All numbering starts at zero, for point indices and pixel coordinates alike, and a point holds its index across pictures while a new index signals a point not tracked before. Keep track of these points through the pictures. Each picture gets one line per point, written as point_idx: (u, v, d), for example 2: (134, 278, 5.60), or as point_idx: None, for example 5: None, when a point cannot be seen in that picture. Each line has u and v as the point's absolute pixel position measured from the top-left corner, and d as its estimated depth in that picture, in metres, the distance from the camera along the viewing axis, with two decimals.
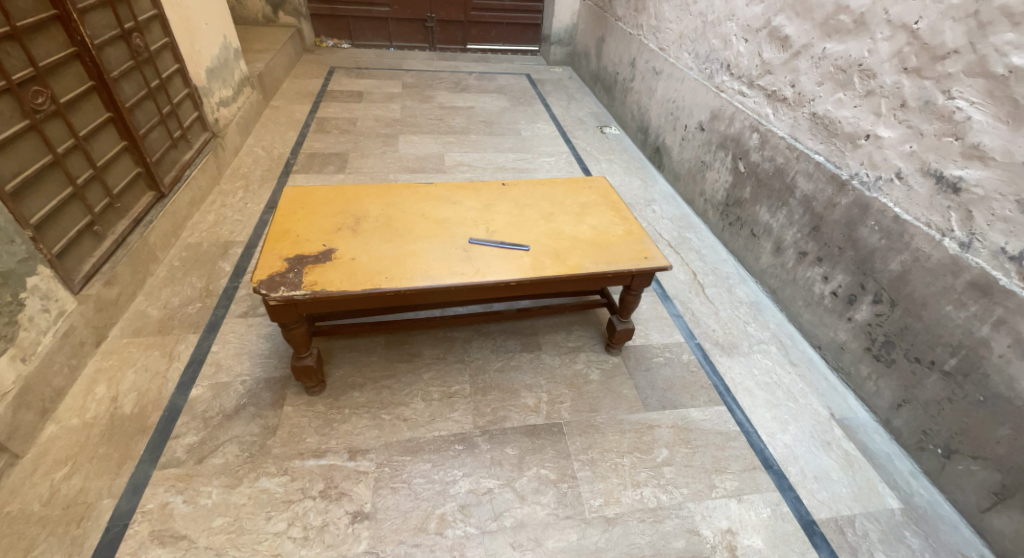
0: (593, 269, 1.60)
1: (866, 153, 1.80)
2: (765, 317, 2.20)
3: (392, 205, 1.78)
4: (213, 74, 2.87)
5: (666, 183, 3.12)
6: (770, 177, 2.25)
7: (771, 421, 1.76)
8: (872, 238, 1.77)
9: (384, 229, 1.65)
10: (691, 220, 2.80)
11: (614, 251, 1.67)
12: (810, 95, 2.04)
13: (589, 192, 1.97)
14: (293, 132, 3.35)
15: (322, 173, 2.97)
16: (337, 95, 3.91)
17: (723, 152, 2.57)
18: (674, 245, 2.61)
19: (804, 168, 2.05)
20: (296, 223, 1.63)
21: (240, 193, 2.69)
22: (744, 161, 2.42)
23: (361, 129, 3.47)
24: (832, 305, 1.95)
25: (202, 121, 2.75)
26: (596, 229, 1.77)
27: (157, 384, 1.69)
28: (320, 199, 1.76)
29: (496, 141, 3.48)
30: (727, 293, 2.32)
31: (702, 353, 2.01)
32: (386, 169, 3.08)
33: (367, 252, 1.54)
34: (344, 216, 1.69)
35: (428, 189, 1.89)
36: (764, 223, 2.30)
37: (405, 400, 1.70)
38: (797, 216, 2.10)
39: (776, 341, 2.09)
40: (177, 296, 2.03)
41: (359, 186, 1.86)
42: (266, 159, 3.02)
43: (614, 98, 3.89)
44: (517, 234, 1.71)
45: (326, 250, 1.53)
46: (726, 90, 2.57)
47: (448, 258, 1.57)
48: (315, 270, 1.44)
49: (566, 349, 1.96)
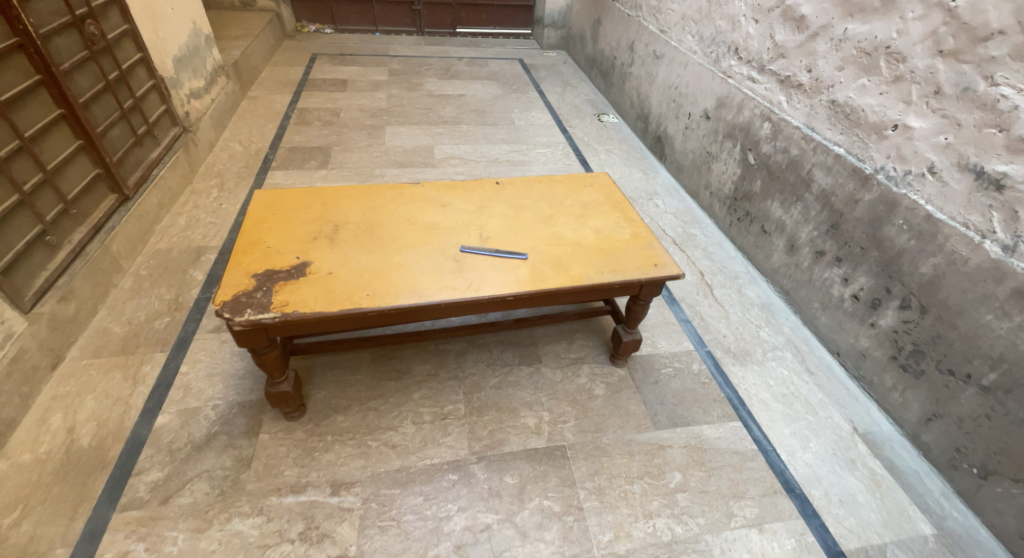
0: (598, 279, 1.44)
1: (894, 144, 1.65)
2: (778, 320, 2.07)
3: (376, 209, 1.61)
4: (182, 63, 2.66)
5: (668, 174, 2.96)
6: (783, 170, 2.10)
7: (791, 438, 1.64)
8: (900, 238, 1.63)
9: (366, 237, 1.49)
10: (696, 215, 2.65)
11: (621, 258, 1.52)
12: (828, 81, 1.88)
13: (590, 191, 1.81)
14: (272, 124, 3.15)
15: (303, 169, 2.79)
16: (320, 84, 3.70)
17: (731, 142, 2.41)
18: (679, 242, 2.46)
19: (821, 160, 1.90)
20: (267, 232, 1.47)
21: (215, 193, 2.51)
22: (754, 152, 2.26)
23: (346, 121, 3.27)
24: (853, 309, 1.82)
25: (170, 114, 2.55)
26: (600, 233, 1.61)
27: (119, 412, 1.53)
28: (295, 204, 1.59)
29: (488, 132, 3.30)
30: (736, 295, 2.18)
31: (713, 362, 1.87)
32: (372, 163, 2.90)
33: (347, 265, 1.38)
34: (322, 223, 1.53)
35: (415, 190, 1.73)
36: (776, 218, 2.16)
37: (393, 424, 1.55)
38: (814, 213, 1.96)
39: (791, 346, 1.96)
40: (143, 310, 1.86)
41: (340, 188, 1.69)
42: (243, 155, 2.83)
43: (612, 84, 3.70)
44: (513, 240, 1.56)
45: (301, 263, 1.37)
46: (734, 75, 2.40)
47: (438, 271, 1.41)
48: (287, 288, 1.28)
49: (567, 362, 1.81)
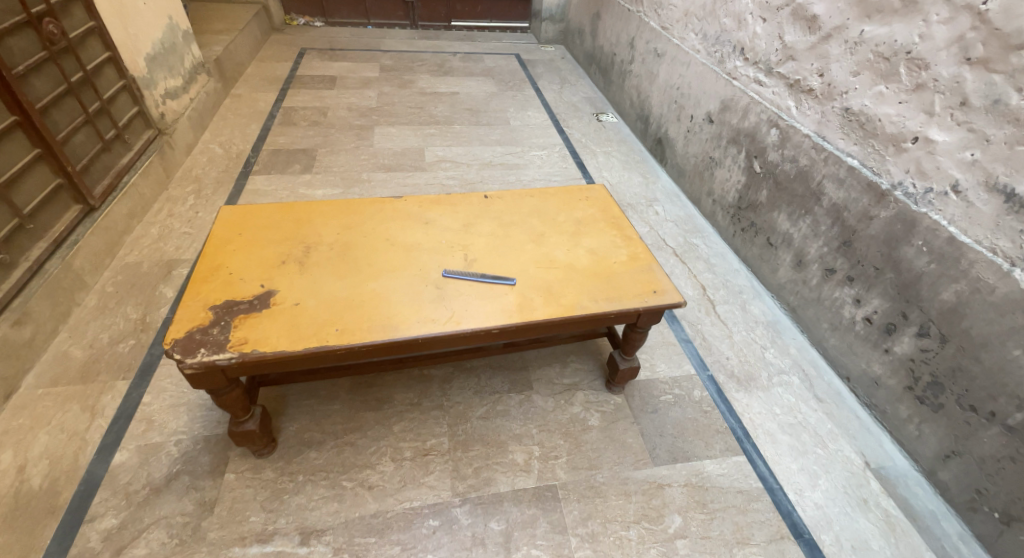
0: (592, 308, 1.32)
1: (914, 159, 1.53)
2: (784, 340, 1.95)
3: (352, 228, 1.49)
4: (155, 61, 2.52)
5: (668, 179, 2.83)
6: (792, 181, 1.97)
7: (798, 474, 1.53)
8: (918, 261, 1.51)
9: (340, 261, 1.37)
10: (698, 223, 2.52)
11: (617, 283, 1.40)
12: (842, 87, 1.75)
13: (585, 205, 1.69)
14: (256, 125, 3.01)
15: (286, 174, 2.65)
16: (307, 81, 3.55)
17: (735, 148, 2.28)
18: (680, 254, 2.34)
19: (833, 172, 1.77)
20: (231, 256, 1.35)
21: (191, 200, 2.38)
22: (760, 160, 2.13)
23: (333, 120, 3.13)
24: (865, 333, 1.70)
25: (144, 116, 2.41)
26: (595, 254, 1.49)
27: (74, 448, 1.42)
28: (264, 223, 1.47)
29: (482, 133, 3.15)
30: (740, 312, 2.06)
31: (716, 388, 1.76)
32: (360, 167, 2.76)
33: (316, 294, 1.26)
34: (292, 245, 1.40)
35: (396, 205, 1.60)
36: (783, 231, 2.03)
37: (370, 462, 1.45)
38: (824, 228, 1.83)
39: (799, 370, 1.85)
40: (107, 332, 1.74)
41: (314, 203, 1.57)
42: (223, 158, 2.69)
43: (612, 82, 3.56)
44: (500, 263, 1.44)
45: (265, 292, 1.25)
46: (739, 77, 2.26)
47: (417, 300, 1.29)
48: (247, 323, 1.16)
49: (560, 389, 1.70)
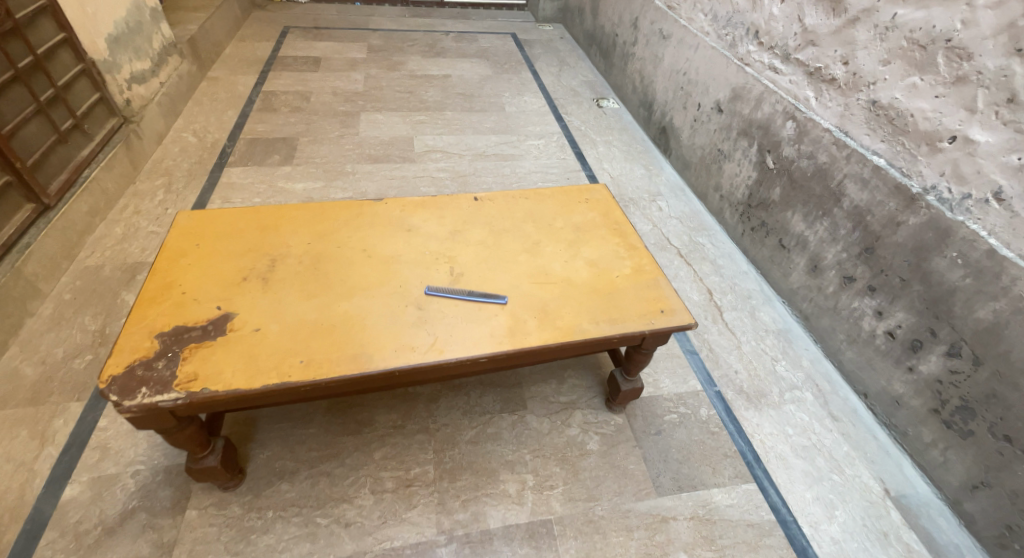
0: (592, 332, 1.18)
1: (950, 160, 1.38)
2: (796, 351, 1.82)
3: (326, 236, 1.34)
4: (119, 43, 2.31)
5: (673, 171, 2.66)
6: (808, 179, 1.81)
7: (813, 505, 1.42)
8: (952, 274, 1.37)
9: (309, 277, 1.23)
10: (704, 220, 2.37)
11: (620, 301, 1.25)
12: (869, 78, 1.58)
13: (585, 209, 1.54)
14: (233, 110, 2.80)
15: (264, 165, 2.45)
16: (290, 62, 3.32)
17: (746, 141, 2.11)
18: (685, 254, 2.19)
19: (856, 172, 1.62)
20: (186, 271, 1.21)
21: (160, 195, 2.21)
22: (774, 155, 1.97)
23: (316, 106, 2.91)
24: (887, 348, 1.57)
25: (107, 104, 2.23)
26: (595, 266, 1.35)
27: (21, 480, 1.31)
28: (226, 230, 1.32)
29: (475, 120, 2.96)
30: (749, 319, 1.92)
31: (724, 405, 1.64)
32: (344, 158, 2.56)
33: (279, 317, 1.12)
34: (256, 258, 1.26)
35: (376, 209, 1.45)
36: (797, 233, 1.89)
37: (348, 495, 1.33)
38: (844, 232, 1.69)
39: (812, 384, 1.72)
40: (62, 346, 1.61)
41: (283, 207, 1.41)
42: (196, 148, 2.50)
43: (613, 65, 3.35)
44: (490, 278, 1.29)
45: (221, 315, 1.11)
46: (752, 63, 2.08)
47: (395, 323, 1.15)
48: (198, 355, 1.03)
49: (556, 408, 1.57)
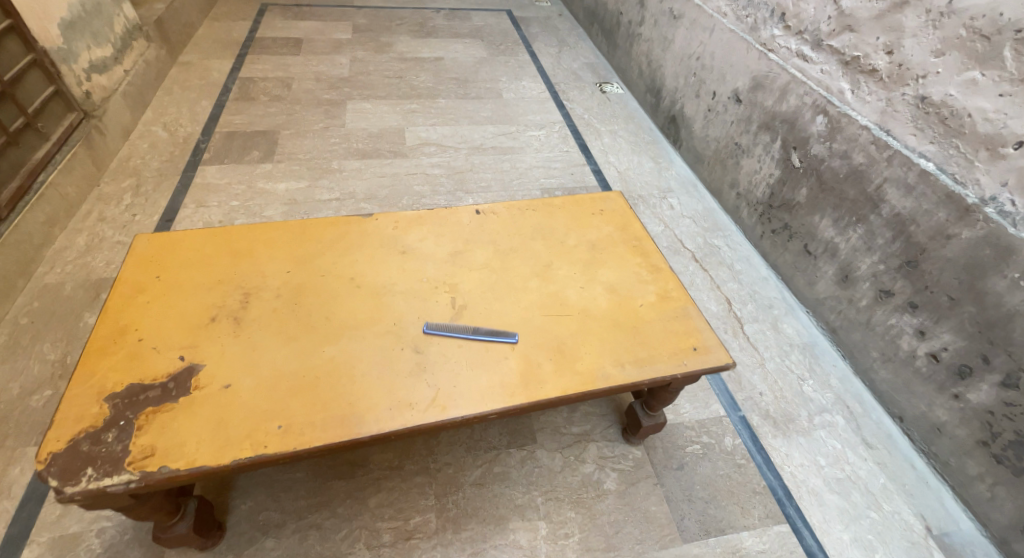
0: (617, 378, 1.03)
1: (1015, 168, 1.23)
2: (824, 367, 1.68)
3: (306, 264, 1.17)
4: (74, 28, 2.06)
5: (683, 164, 2.48)
6: (840, 181, 1.65)
7: (851, 548, 1.30)
8: (1012, 297, 1.24)
9: (287, 315, 1.06)
10: (718, 219, 2.19)
11: (645, 337, 1.10)
12: (917, 70, 1.41)
13: (600, 222, 1.37)
14: (207, 100, 2.54)
15: (242, 163, 2.21)
16: (268, 44, 3.06)
17: (768, 135, 1.93)
18: (700, 258, 2.02)
19: (898, 176, 1.46)
20: (142, 311, 1.04)
21: (126, 199, 2.00)
22: (800, 152, 1.79)
23: (298, 93, 2.65)
24: (929, 371, 1.44)
25: (64, 97, 1.99)
26: (616, 293, 1.19)
27: None
28: (190, 258, 1.15)
29: (471, 107, 2.71)
30: (772, 333, 1.78)
31: (749, 433, 1.51)
32: (329, 154, 2.30)
33: (254, 370, 0.96)
34: (224, 294, 1.09)
35: (362, 228, 1.28)
36: (825, 239, 1.73)
37: (341, 551, 1.20)
38: (881, 242, 1.53)
39: (843, 406, 1.59)
40: (18, 380, 1.44)
41: (256, 227, 1.24)
42: (167, 143, 2.27)
43: (617, 46, 3.12)
44: (497, 310, 1.13)
45: (185, 368, 0.95)
46: (776, 48, 1.88)
47: (389, 373, 0.99)
48: (156, 422, 0.88)
49: (569, 441, 1.43)
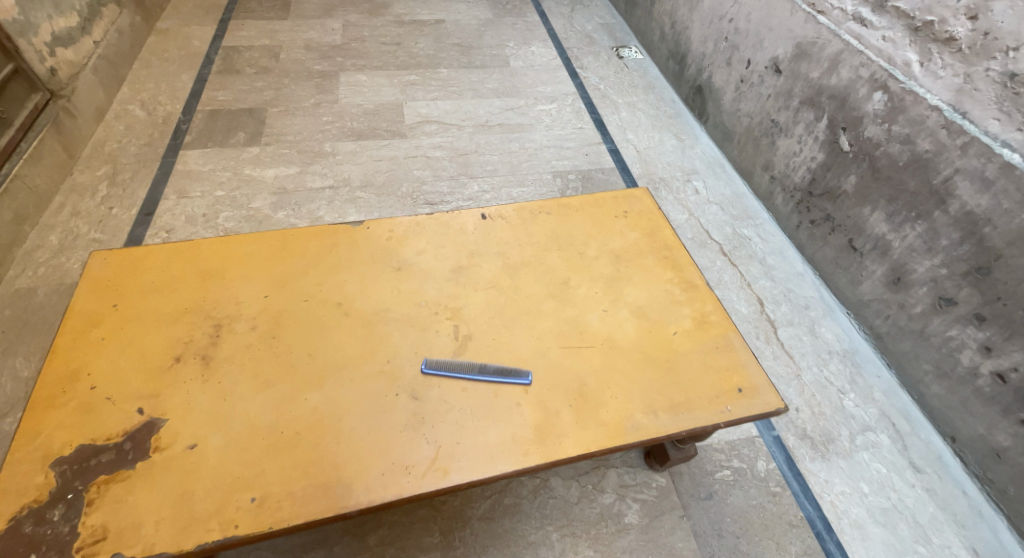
0: (649, 429, 0.88)
1: None
2: (866, 379, 1.53)
3: (284, 286, 1.01)
4: None
5: (708, 140, 2.24)
6: (898, 170, 1.44)
7: None
8: None
9: (263, 352, 0.92)
10: (749, 205, 1.98)
11: (682, 375, 0.94)
12: (1008, 40, 1.19)
13: (625, 227, 1.19)
14: (188, 73, 2.32)
15: (227, 146, 2.02)
16: (253, 7, 2.79)
17: (812, 112, 1.70)
18: (728, 251, 1.83)
19: (973, 168, 1.25)
20: (94, 351, 0.89)
21: (102, 189, 1.83)
22: (850, 134, 1.57)
23: (286, 64, 2.42)
24: (993, 392, 1.28)
25: (26, 77, 1.76)
26: (645, 318, 1.02)
27: None
28: (150, 283, 0.99)
29: (475, 78, 2.47)
30: (809, 338, 1.61)
31: (785, 456, 1.37)
32: (321, 135, 2.10)
33: (224, 425, 0.82)
34: (189, 327, 0.93)
35: (351, 238, 1.11)
36: (875, 235, 1.53)
37: None
38: (946, 243, 1.34)
39: (888, 424, 1.44)
40: None
41: (226, 241, 1.07)
42: (145, 125, 2.07)
43: (637, 4, 2.81)
44: (507, 342, 0.97)
45: (144, 424, 0.82)
46: (827, 9, 1.62)
47: (381, 426, 0.85)
48: (110, 495, 0.75)
49: (586, 468, 1.31)
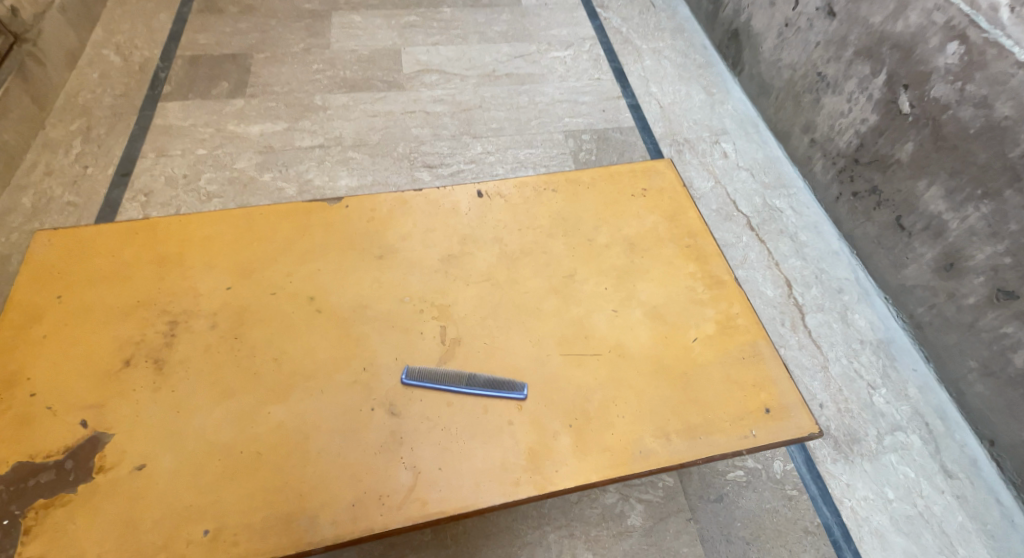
0: (658, 456, 0.77)
1: None
2: (900, 372, 1.39)
3: (250, 276, 0.89)
4: None
5: (741, 94, 2.00)
6: (968, 138, 1.23)
7: None
8: None
9: (223, 357, 0.81)
10: (783, 171, 1.78)
11: (700, 392, 0.82)
12: None
13: (642, 209, 1.03)
14: (166, 12, 2.11)
15: (209, 97, 1.85)
16: None
17: (868, 66, 1.46)
18: (756, 225, 1.65)
19: None
20: (36, 352, 0.79)
21: (76, 146, 1.70)
22: (913, 92, 1.35)
23: (273, 2, 2.19)
24: None
25: None
26: (661, 321, 0.89)
27: None
28: (101, 271, 0.88)
29: (483, 20, 2.21)
30: (840, 326, 1.47)
31: (805, 456, 1.27)
32: (310, 85, 1.91)
33: (175, 444, 0.73)
34: (142, 325, 0.83)
35: (327, 219, 0.97)
36: (928, 213, 1.35)
37: None
38: (1015, 228, 1.16)
39: (920, 424, 1.32)
40: None
41: (187, 222, 0.95)
42: (121, 72, 1.90)
43: None
44: (501, 348, 0.85)
45: (88, 440, 0.73)
46: None
47: (352, 448, 0.75)
48: (48, 523, 0.67)
49: None
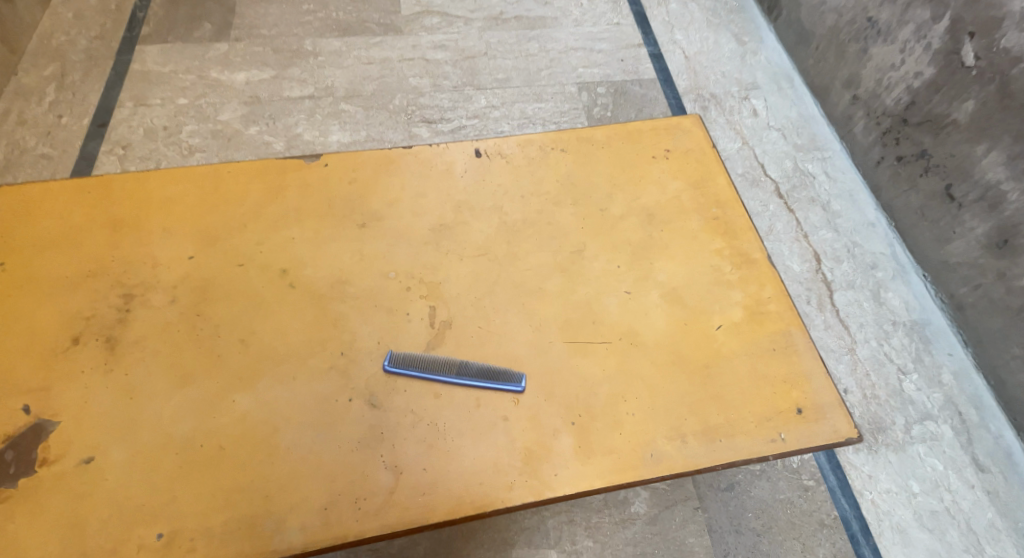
0: (672, 460, 0.68)
1: None
2: (934, 357, 1.28)
3: (215, 244, 0.79)
4: None
5: (775, 43, 1.80)
6: None
7: None
8: None
9: (184, 337, 0.72)
10: (818, 132, 1.61)
11: (722, 387, 0.72)
12: None
13: (664, 174, 0.90)
14: None
15: (190, 41, 1.70)
16: None
17: (928, 9, 1.28)
18: (785, 192, 1.51)
19: None
20: None
21: (49, 93, 1.57)
22: (980, 41, 1.17)
23: None
24: None
25: None
26: (681, 305, 0.78)
27: None
28: (49, 236, 0.78)
29: None
30: (871, 305, 1.35)
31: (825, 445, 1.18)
32: (300, 28, 1.74)
33: (128, 436, 0.65)
34: (94, 298, 0.74)
35: (303, 181, 0.86)
36: (984, 182, 1.20)
37: None
38: None
39: (953, 413, 1.22)
40: None
41: (147, 181, 0.84)
42: (96, 12, 1.74)
43: None
44: (497, 333, 0.75)
45: (32, 428, 0.65)
46: None
47: (324, 444, 0.66)
48: None
49: None
